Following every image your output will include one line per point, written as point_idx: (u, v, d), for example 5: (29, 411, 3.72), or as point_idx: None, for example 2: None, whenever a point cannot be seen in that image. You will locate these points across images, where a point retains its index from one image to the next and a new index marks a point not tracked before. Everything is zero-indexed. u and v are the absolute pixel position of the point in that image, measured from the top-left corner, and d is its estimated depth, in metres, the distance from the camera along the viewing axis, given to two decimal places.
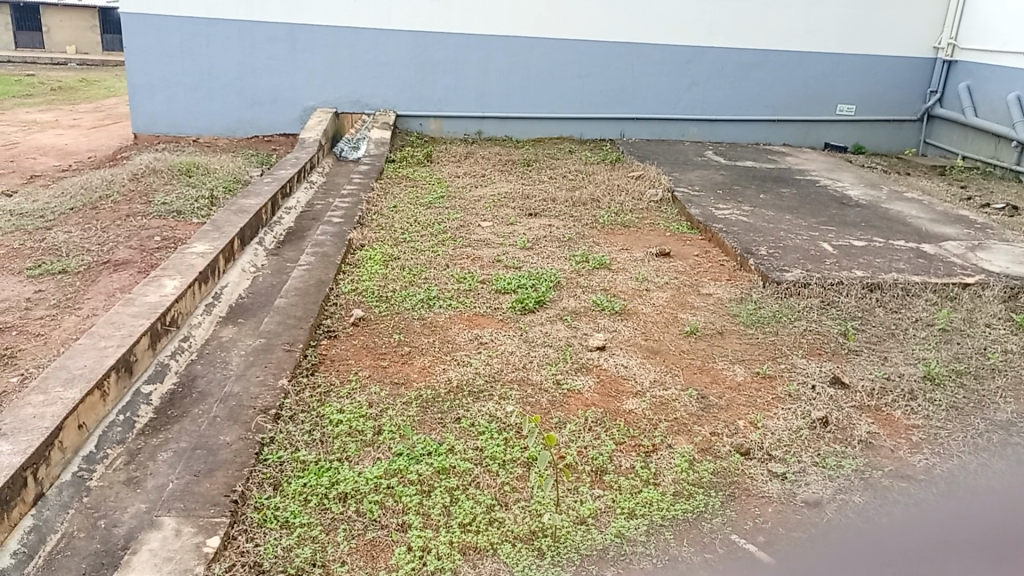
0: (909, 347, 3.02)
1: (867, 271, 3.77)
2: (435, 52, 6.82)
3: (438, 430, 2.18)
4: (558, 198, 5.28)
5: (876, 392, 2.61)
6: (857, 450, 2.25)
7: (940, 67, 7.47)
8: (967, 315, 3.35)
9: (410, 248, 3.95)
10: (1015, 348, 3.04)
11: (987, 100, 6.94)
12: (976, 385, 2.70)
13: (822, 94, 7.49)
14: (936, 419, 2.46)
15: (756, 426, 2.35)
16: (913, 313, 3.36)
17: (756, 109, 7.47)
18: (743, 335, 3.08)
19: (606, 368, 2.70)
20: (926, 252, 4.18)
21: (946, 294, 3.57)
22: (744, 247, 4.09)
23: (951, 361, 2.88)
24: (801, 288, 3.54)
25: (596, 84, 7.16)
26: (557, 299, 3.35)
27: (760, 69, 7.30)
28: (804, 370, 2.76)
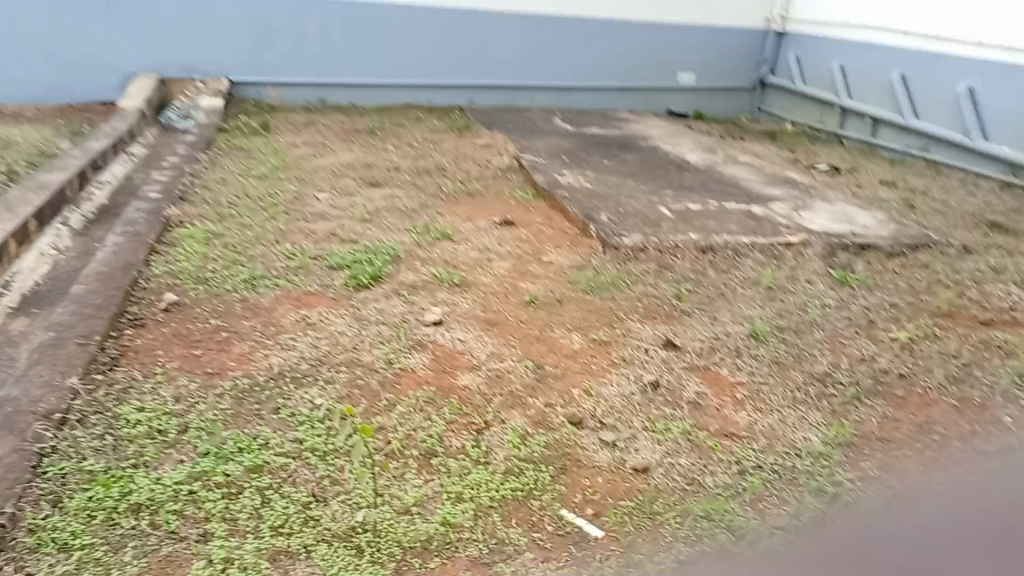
0: (737, 306, 3.12)
1: (701, 234, 3.87)
2: (270, 16, 6.43)
3: (254, 424, 2.03)
4: (402, 167, 5.11)
5: (705, 352, 2.68)
6: (685, 411, 2.28)
7: (773, 39, 7.85)
8: (790, 273, 3.50)
9: (236, 224, 3.67)
10: (832, 301, 3.19)
11: (813, 68, 7.31)
12: (796, 340, 2.82)
13: (664, 61, 7.68)
14: (760, 375, 2.54)
15: (590, 394, 2.34)
16: (742, 272, 3.48)
17: (603, 76, 7.55)
18: (581, 302, 3.07)
19: (442, 345, 2.60)
20: (755, 213, 4.36)
21: (771, 253, 3.73)
22: (586, 213, 4.10)
23: (775, 318, 3.00)
24: (638, 253, 3.59)
25: (443, 50, 6.99)
26: (394, 273, 3.21)
27: (604, 37, 7.40)
28: (638, 335, 2.79)
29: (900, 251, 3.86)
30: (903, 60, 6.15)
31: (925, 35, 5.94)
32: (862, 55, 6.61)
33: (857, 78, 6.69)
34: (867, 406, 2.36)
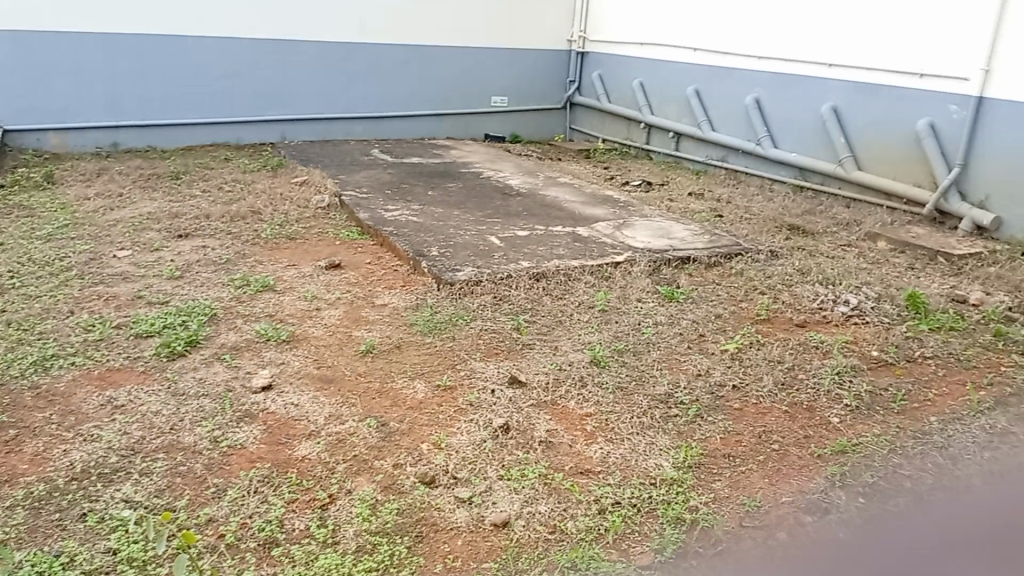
0: (576, 333, 3.14)
1: (532, 261, 3.88)
2: (45, 54, 5.81)
3: (56, 538, 1.75)
4: (212, 214, 4.75)
5: (550, 386, 2.64)
6: (538, 453, 2.22)
7: (576, 60, 8.11)
8: (622, 293, 3.58)
9: (19, 296, 3.23)
10: (663, 318, 3.29)
11: (616, 86, 7.63)
12: (636, 362, 2.86)
13: (477, 87, 7.76)
14: (606, 403, 2.54)
15: (440, 447, 2.23)
16: (576, 297, 3.51)
17: (417, 104, 7.50)
18: (420, 345, 2.95)
19: (274, 412, 2.38)
20: (581, 235, 4.45)
21: (601, 274, 3.81)
22: (415, 249, 3.99)
23: (613, 341, 3.04)
24: (473, 287, 3.53)
25: (247, 84, 6.65)
26: (213, 335, 2.94)
27: (415, 65, 7.36)
28: (482, 375, 2.71)
29: (717, 262, 4.06)
30: (696, 75, 6.55)
31: (711, 50, 6.35)
32: (660, 74, 6.98)
33: (657, 93, 7.05)
34: (709, 423, 2.42)
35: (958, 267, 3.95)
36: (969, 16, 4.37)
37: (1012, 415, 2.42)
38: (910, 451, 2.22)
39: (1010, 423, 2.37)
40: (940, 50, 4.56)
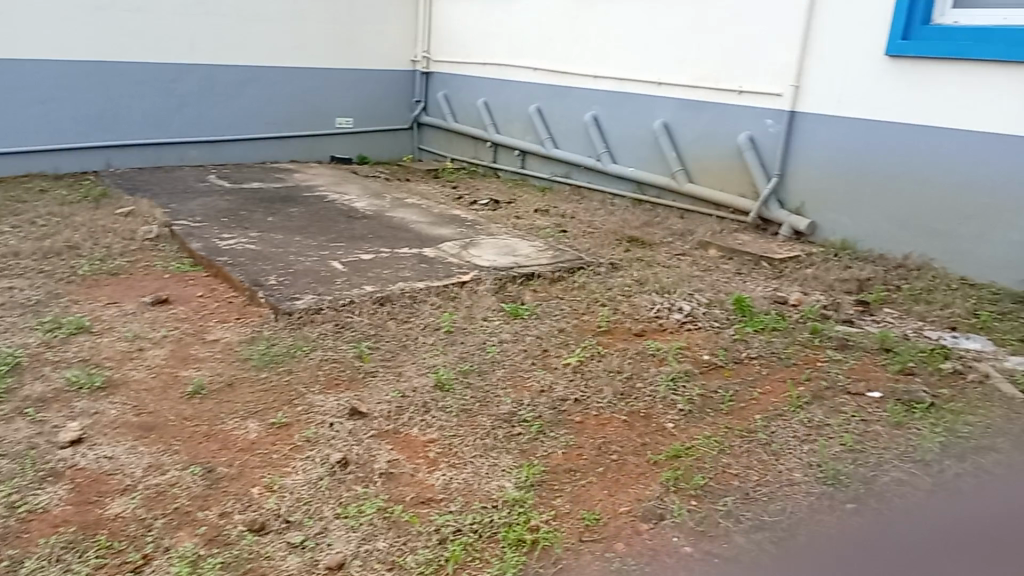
0: (420, 357, 3.08)
1: (376, 285, 3.79)
2: None
3: None
4: (21, 251, 4.33)
5: (393, 414, 2.57)
6: (378, 486, 2.15)
7: (420, 80, 8.09)
8: (467, 313, 3.56)
9: None
10: (508, 336, 3.30)
11: (461, 105, 7.66)
12: (480, 383, 2.84)
13: (319, 109, 7.56)
14: (450, 427, 2.50)
15: (272, 490, 2.10)
16: (421, 320, 3.46)
17: (257, 127, 7.21)
18: (255, 382, 2.79)
19: (85, 468, 2.17)
20: (426, 256, 4.40)
21: (447, 295, 3.77)
22: (252, 279, 3.80)
23: (458, 363, 3.00)
24: (314, 315, 3.40)
25: (64, 109, 6.13)
26: (16, 387, 2.65)
27: (252, 87, 7.09)
28: (321, 409, 2.59)
29: (561, 276, 4.13)
30: (538, 95, 6.69)
31: (550, 70, 6.52)
32: (503, 93, 7.08)
33: (501, 112, 7.14)
34: (551, 439, 2.43)
35: (780, 270, 4.23)
36: (778, 36, 4.70)
37: (827, 408, 2.59)
38: (738, 450, 2.32)
39: (825, 415, 2.53)
40: (753, 69, 4.89)
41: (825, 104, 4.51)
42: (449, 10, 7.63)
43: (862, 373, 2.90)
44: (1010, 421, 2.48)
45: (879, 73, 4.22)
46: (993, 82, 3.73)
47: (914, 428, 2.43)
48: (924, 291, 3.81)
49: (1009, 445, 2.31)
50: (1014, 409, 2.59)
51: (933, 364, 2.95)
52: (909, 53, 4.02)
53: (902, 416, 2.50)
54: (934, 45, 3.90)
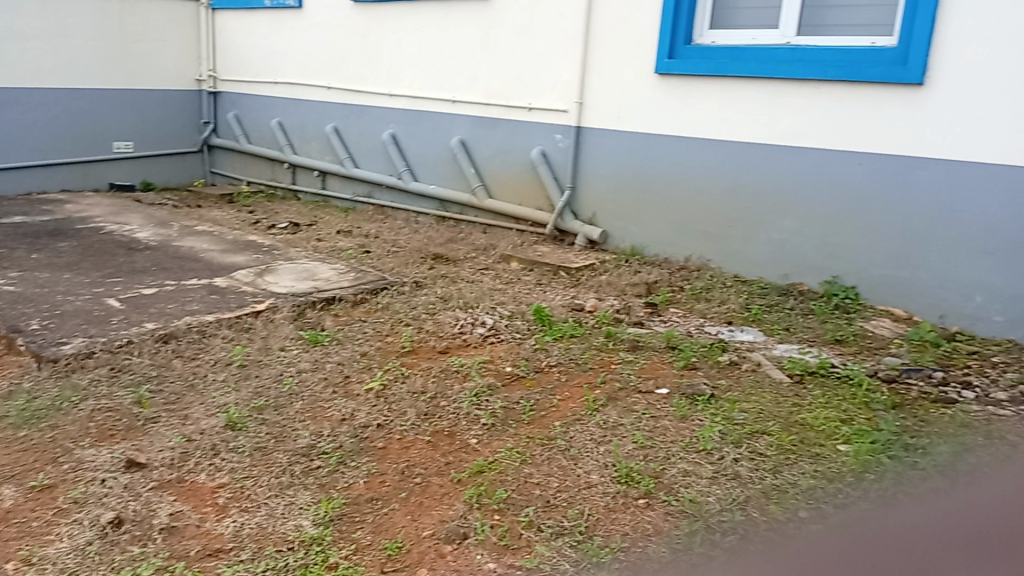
0: (210, 395, 2.87)
1: (159, 322, 3.50)
2: None
3: None
4: None
5: (177, 462, 2.37)
6: (159, 543, 1.96)
7: (207, 99, 7.64)
8: (262, 344, 3.37)
9: None
10: (307, 365, 3.16)
11: (253, 126, 7.32)
12: (276, 418, 2.69)
13: (92, 132, 6.92)
14: (243, 469, 2.34)
15: (28, 565, 1.85)
16: (211, 356, 3.23)
17: (17, 154, 6.47)
18: (11, 442, 2.47)
19: None
20: (217, 286, 4.14)
21: (240, 326, 3.56)
22: (9, 325, 3.38)
23: (252, 399, 2.83)
24: (85, 361, 3.07)
25: None
26: None
27: (8, 110, 6.35)
28: (92, 464, 2.33)
29: (363, 299, 4.04)
30: (334, 113, 6.54)
31: (345, 88, 6.39)
32: (297, 112, 6.85)
33: (297, 132, 6.90)
34: (352, 468, 2.34)
35: (577, 278, 4.40)
36: (561, 54, 4.90)
37: (621, 408, 2.71)
38: (538, 458, 2.36)
39: (619, 416, 2.65)
40: (540, 86, 5.06)
41: (607, 118, 4.74)
42: (234, 27, 7.28)
43: (652, 371, 3.07)
44: (778, 405, 2.72)
45: (651, 88, 4.49)
46: (746, 96, 4.11)
47: (697, 420, 2.60)
48: (704, 290, 4.11)
49: (778, 427, 2.53)
50: (781, 393, 2.84)
51: (713, 358, 3.19)
52: (674, 71, 4.33)
53: (687, 409, 2.66)
54: (695, 63, 4.23)
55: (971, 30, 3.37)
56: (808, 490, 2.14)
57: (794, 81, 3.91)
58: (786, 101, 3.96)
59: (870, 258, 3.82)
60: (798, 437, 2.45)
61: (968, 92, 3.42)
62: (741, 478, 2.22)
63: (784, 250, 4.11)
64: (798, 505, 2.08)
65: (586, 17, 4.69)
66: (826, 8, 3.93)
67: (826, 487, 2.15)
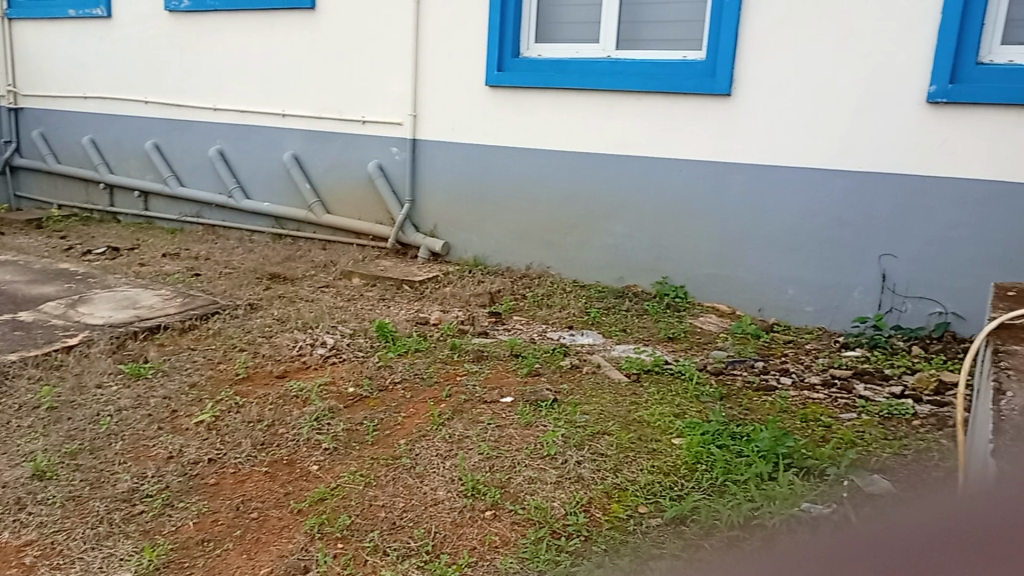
0: (13, 444, 2.58)
1: None
2: None
3: None
4: None
5: None
6: None
7: (7, 116, 6.94)
8: (76, 382, 3.08)
9: None
10: (128, 401, 2.91)
11: (63, 144, 6.72)
12: (92, 462, 2.45)
13: None
14: (53, 522, 2.11)
15: None
16: (15, 400, 2.91)
17: None
18: None
19: None
20: (22, 321, 3.74)
21: (50, 364, 3.23)
22: None
23: (63, 444, 2.57)
24: None
25: None
26: None
27: None
28: None
29: (192, 325, 3.79)
30: (154, 129, 6.13)
31: (165, 103, 6.01)
32: (113, 129, 6.36)
33: (114, 150, 6.41)
34: (181, 509, 2.18)
35: (420, 291, 4.36)
36: (392, 66, 4.85)
37: (467, 420, 2.70)
38: (383, 479, 2.30)
39: (465, 428, 2.63)
40: (373, 99, 4.98)
41: (442, 131, 4.74)
42: (36, 38, 6.67)
43: (497, 381, 3.08)
44: (618, 405, 2.81)
45: (482, 100, 4.54)
46: (574, 106, 4.23)
47: (541, 425, 2.63)
48: (545, 296, 4.20)
49: (617, 426, 2.61)
50: (620, 393, 2.94)
51: (555, 363, 3.25)
52: (504, 83, 4.40)
53: (530, 416, 2.69)
54: (524, 76, 4.32)
55: (770, 45, 3.65)
56: (647, 486, 2.22)
57: (617, 93, 4.07)
58: (612, 111, 4.12)
59: (695, 259, 4.05)
60: (636, 435, 2.54)
61: (771, 102, 3.70)
62: (584, 481, 2.26)
63: (618, 255, 4.27)
64: (638, 501, 2.15)
65: (415, 29, 4.66)
66: (643, 24, 4.13)
67: (664, 481, 2.24)
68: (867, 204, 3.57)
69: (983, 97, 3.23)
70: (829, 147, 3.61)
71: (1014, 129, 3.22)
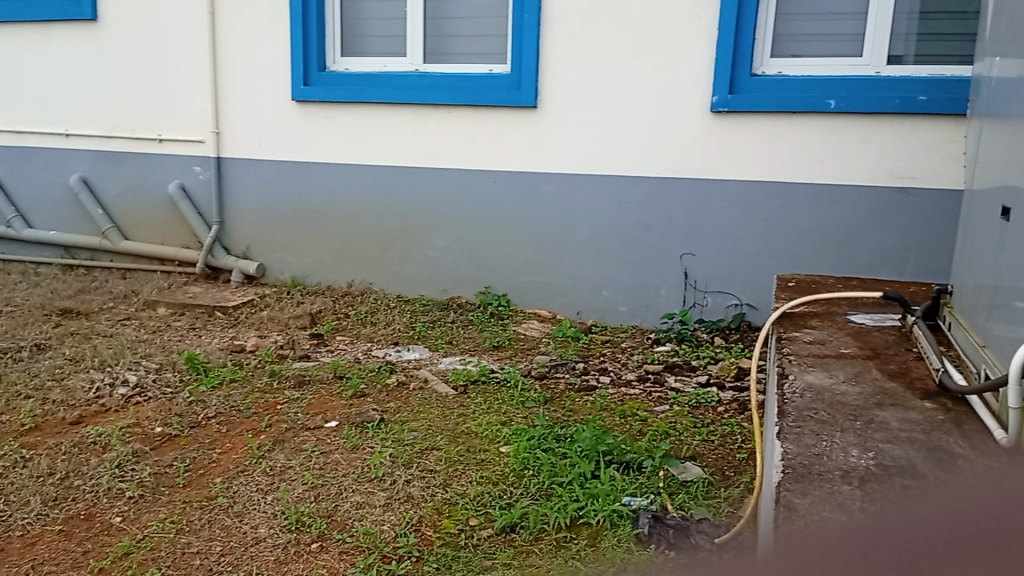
0: None
1: None
2: None
3: None
4: None
5: None
6: None
7: None
8: None
9: None
10: None
11: None
12: None
13: None
14: None
15: None
16: None
17: None
18: None
19: None
20: None
21: None
22: None
23: None
24: None
25: None
26: None
27: None
28: None
29: None
30: None
31: None
32: None
33: None
34: None
35: (235, 317, 4.12)
36: (188, 82, 4.56)
37: (289, 450, 2.57)
38: (198, 524, 2.14)
39: (287, 458, 2.51)
40: (169, 115, 4.66)
41: (248, 148, 4.52)
42: None
43: (320, 406, 2.96)
44: (445, 418, 2.80)
45: (289, 116, 4.38)
46: (385, 120, 4.18)
47: (368, 447, 2.56)
48: (368, 314, 4.11)
49: (446, 440, 2.60)
50: (447, 406, 2.92)
51: (381, 382, 3.18)
52: (312, 97, 4.27)
53: (357, 439, 2.61)
54: (332, 90, 4.21)
55: (570, 58, 3.80)
56: (477, 498, 2.22)
57: (427, 106, 4.07)
58: (423, 124, 4.11)
59: (514, 268, 4.13)
60: (464, 447, 2.54)
61: (575, 113, 3.85)
62: (414, 500, 2.22)
63: (440, 267, 4.28)
64: (469, 514, 2.14)
65: (212, 42, 4.42)
66: (448, 38, 4.18)
67: (493, 491, 2.25)
68: (667, 207, 3.80)
69: (758, 106, 3.54)
70: (631, 155, 3.81)
71: (786, 134, 3.56)
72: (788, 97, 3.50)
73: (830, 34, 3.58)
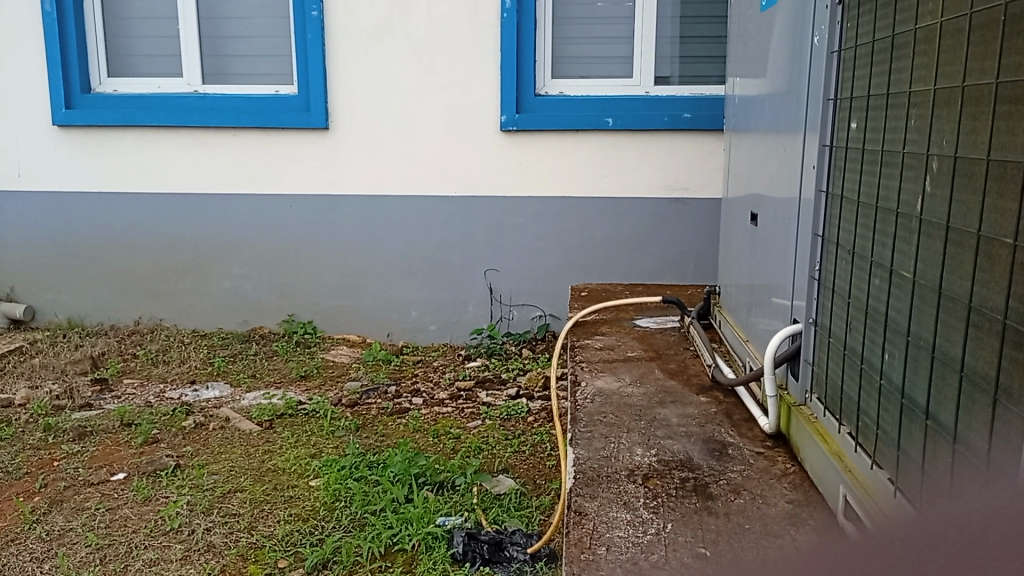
0: None
1: None
2: None
3: None
4: None
5: None
6: None
7: None
8: None
9: None
10: None
11: None
12: None
13: None
14: None
15: None
16: None
17: None
18: None
19: None
20: None
21: None
22: None
23: None
24: None
25: None
26: None
27: None
28: None
29: None
30: None
31: None
32: None
33: None
34: None
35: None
36: None
37: (68, 511, 2.31)
38: None
39: (66, 520, 2.24)
40: None
41: (4, 179, 4.05)
42: None
43: (105, 458, 2.69)
44: (249, 457, 2.64)
45: (52, 142, 3.97)
46: (164, 144, 3.91)
47: (161, 498, 2.36)
48: (160, 352, 3.81)
49: (250, 480, 2.45)
50: (251, 444, 2.77)
51: (176, 425, 2.95)
52: (77, 121, 3.90)
53: (149, 490, 2.40)
54: (100, 113, 3.87)
55: (360, 79, 3.76)
56: (285, 538, 2.11)
57: (211, 128, 3.86)
58: (208, 148, 3.89)
59: (317, 293, 4.01)
60: (271, 486, 2.41)
61: (368, 134, 3.82)
62: (215, 548, 2.07)
63: (237, 298, 4.06)
64: (277, 556, 2.02)
65: None
66: (230, 58, 4.00)
67: (302, 528, 2.15)
68: (467, 224, 3.86)
69: (545, 124, 3.70)
70: (427, 174, 3.83)
71: (572, 151, 3.74)
72: (572, 116, 3.68)
73: (604, 58, 3.83)
